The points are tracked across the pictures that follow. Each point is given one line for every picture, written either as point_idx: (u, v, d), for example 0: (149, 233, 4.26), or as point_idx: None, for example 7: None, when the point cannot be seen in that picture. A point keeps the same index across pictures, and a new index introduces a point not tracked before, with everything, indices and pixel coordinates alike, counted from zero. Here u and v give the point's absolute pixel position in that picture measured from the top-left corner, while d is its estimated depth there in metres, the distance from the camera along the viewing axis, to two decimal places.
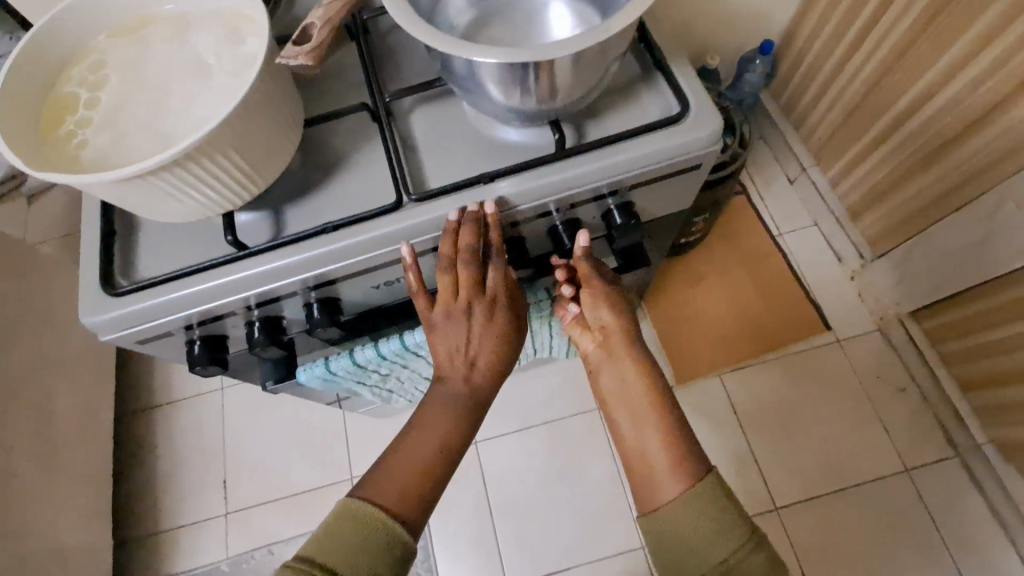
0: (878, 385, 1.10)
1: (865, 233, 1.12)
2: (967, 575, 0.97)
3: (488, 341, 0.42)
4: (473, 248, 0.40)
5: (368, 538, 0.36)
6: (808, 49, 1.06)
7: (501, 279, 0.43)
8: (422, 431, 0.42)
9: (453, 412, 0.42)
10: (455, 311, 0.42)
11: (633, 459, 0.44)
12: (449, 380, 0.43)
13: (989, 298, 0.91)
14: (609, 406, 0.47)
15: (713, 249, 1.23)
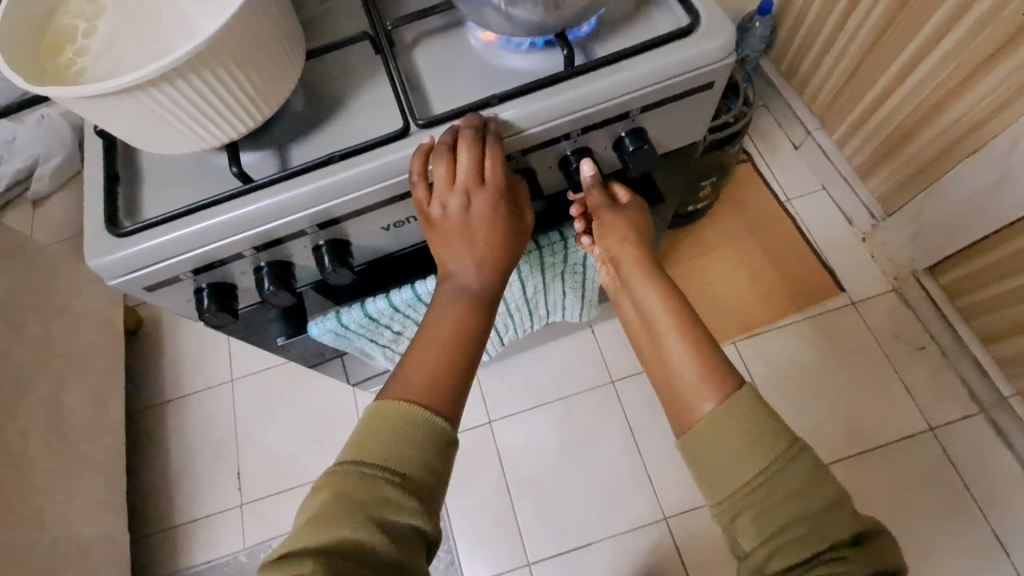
0: (897, 345, 1.08)
1: (875, 191, 1.10)
2: (1001, 531, 0.94)
3: (489, 238, 0.41)
4: (472, 140, 0.39)
5: (413, 432, 0.37)
6: (807, 8, 1.05)
7: (501, 170, 0.40)
8: (440, 361, 0.41)
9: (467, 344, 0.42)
10: (453, 204, 0.40)
11: (664, 383, 0.45)
12: (462, 302, 0.42)
13: (1007, 244, 0.89)
14: (636, 330, 0.51)
15: (721, 219, 1.22)
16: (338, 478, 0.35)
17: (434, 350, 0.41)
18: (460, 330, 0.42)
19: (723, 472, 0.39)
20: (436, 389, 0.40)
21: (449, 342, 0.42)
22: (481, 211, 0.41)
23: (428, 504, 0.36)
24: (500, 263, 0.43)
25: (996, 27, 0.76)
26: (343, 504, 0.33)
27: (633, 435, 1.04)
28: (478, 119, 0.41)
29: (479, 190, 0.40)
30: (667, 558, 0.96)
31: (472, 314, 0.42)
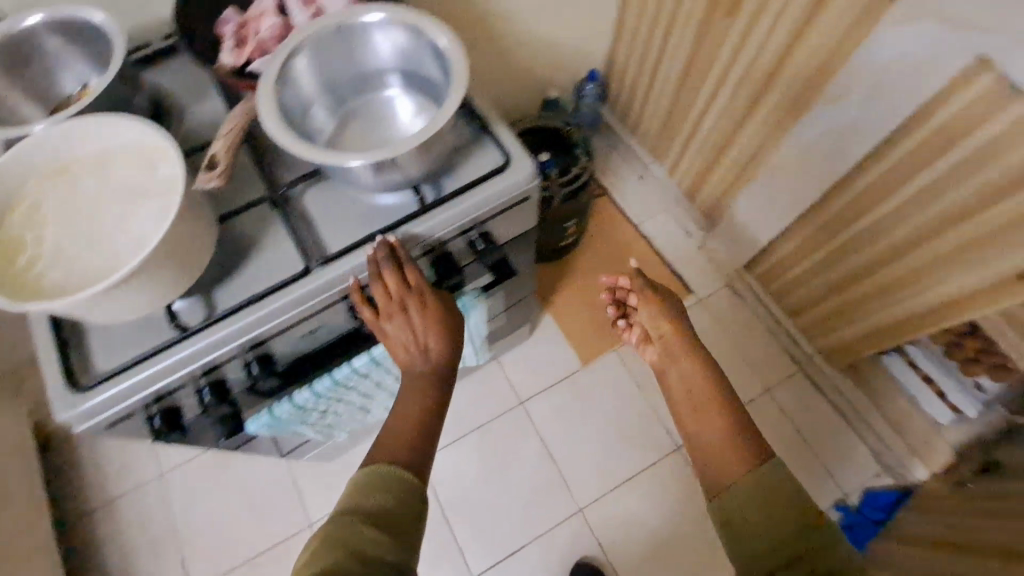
0: (736, 329, 1.36)
1: (701, 210, 1.38)
2: (824, 459, 1.24)
3: (428, 329, 0.57)
4: (394, 264, 0.54)
5: (384, 491, 0.51)
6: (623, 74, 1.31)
7: (422, 280, 0.56)
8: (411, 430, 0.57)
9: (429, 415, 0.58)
10: (393, 312, 0.56)
11: (704, 446, 0.62)
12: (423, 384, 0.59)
13: (784, 245, 1.18)
14: (676, 399, 0.69)
15: (590, 247, 1.44)
16: (328, 525, 0.48)
17: (405, 426, 0.57)
18: (426, 407, 0.58)
19: (744, 503, 0.55)
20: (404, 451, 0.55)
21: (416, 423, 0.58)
22: (416, 313, 0.56)
23: (397, 541, 0.49)
24: (438, 346, 0.58)
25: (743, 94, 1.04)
26: (331, 542, 0.47)
27: (545, 444, 1.22)
28: (391, 245, 0.55)
29: (411, 298, 0.55)
30: (586, 543, 1.14)
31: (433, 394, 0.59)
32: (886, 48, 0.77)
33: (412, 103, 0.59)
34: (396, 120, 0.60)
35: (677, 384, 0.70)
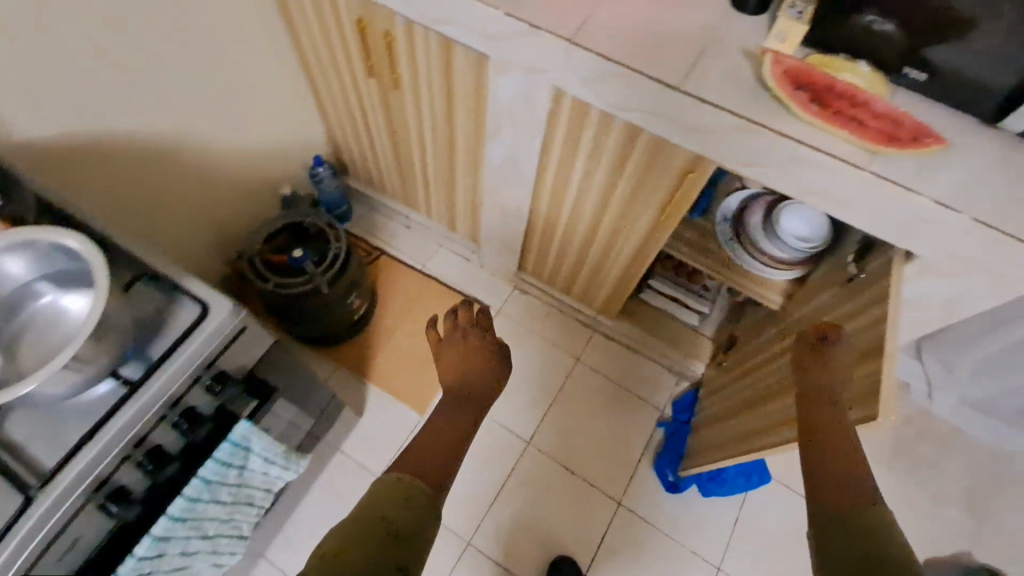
0: (535, 321, 1.55)
1: (467, 234, 1.55)
2: (640, 392, 1.47)
3: (474, 352, 0.82)
4: (467, 303, 0.85)
5: (407, 500, 0.64)
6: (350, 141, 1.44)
7: (477, 317, 0.84)
8: (447, 437, 0.74)
9: (458, 435, 0.75)
10: (455, 336, 0.83)
11: (820, 483, 0.65)
12: (460, 405, 0.78)
13: (531, 243, 1.38)
14: (810, 427, 0.72)
15: (388, 305, 1.53)
16: (347, 526, 0.61)
17: (444, 437, 0.73)
18: (462, 427, 0.76)
19: (847, 502, 0.62)
20: (438, 459, 0.70)
21: (449, 431, 0.74)
22: (471, 339, 0.82)
23: (395, 537, 0.61)
24: (473, 372, 0.80)
25: (440, 139, 1.22)
26: (350, 537, 0.60)
27: None
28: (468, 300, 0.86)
29: (469, 329, 0.83)
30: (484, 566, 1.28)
31: (465, 414, 0.77)
32: (501, 92, 0.96)
33: (70, 299, 0.68)
34: (66, 318, 0.68)
35: (815, 420, 0.73)
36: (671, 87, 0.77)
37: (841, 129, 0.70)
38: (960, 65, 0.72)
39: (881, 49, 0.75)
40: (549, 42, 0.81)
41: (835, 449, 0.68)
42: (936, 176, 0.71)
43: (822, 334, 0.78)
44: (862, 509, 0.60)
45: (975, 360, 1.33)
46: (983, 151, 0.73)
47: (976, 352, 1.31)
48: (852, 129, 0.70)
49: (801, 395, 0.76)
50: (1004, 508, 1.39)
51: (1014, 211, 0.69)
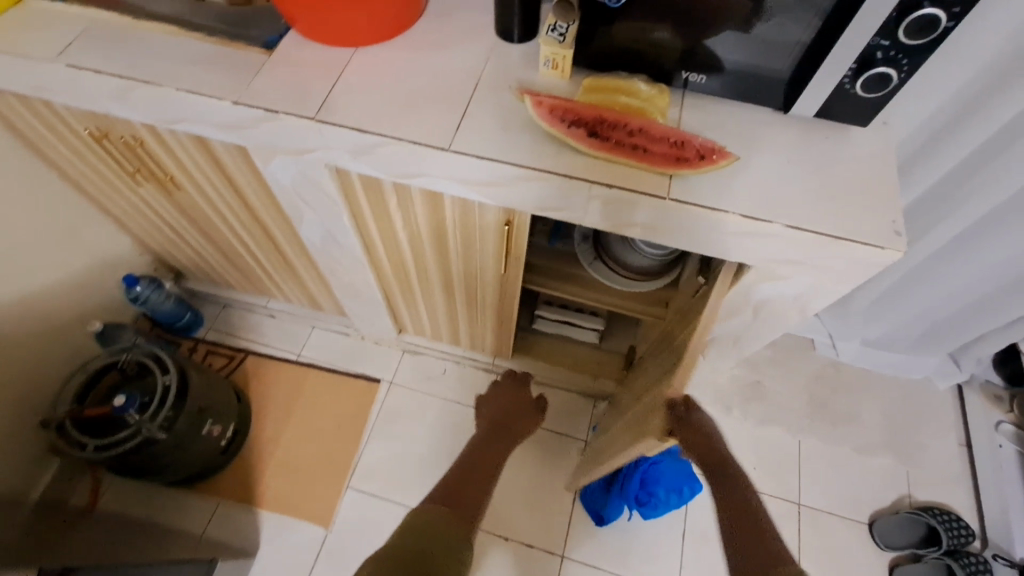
0: (431, 383, 1.41)
1: (334, 310, 1.40)
2: (557, 428, 1.38)
3: (517, 403, 1.12)
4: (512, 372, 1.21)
5: (445, 524, 0.70)
6: (168, 246, 1.26)
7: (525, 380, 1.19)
8: (487, 469, 0.87)
9: (494, 466, 0.89)
10: (502, 389, 1.16)
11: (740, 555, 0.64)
12: (496, 445, 0.96)
13: (398, 307, 1.26)
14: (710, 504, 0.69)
15: (266, 411, 1.36)
16: (397, 545, 0.65)
17: (478, 469, 0.86)
18: (495, 459, 0.91)
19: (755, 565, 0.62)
20: (477, 485, 0.81)
21: (483, 467, 0.87)
22: (519, 393, 1.15)
23: (440, 550, 0.66)
24: (516, 416, 1.08)
25: (253, 230, 1.07)
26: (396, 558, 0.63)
27: None
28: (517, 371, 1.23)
29: (522, 387, 1.17)
30: None
31: (497, 451, 0.94)
32: (280, 180, 0.83)
33: None
34: None
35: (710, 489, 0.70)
36: (440, 150, 0.67)
37: (625, 154, 0.63)
38: (732, 60, 0.66)
39: (655, 58, 0.69)
40: (293, 123, 0.69)
41: (753, 522, 0.67)
42: (740, 186, 0.64)
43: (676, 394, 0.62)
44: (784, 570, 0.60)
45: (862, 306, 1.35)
46: (784, 144, 0.67)
47: (861, 296, 1.33)
48: (636, 154, 0.63)
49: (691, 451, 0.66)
50: (929, 439, 1.41)
51: (828, 203, 0.64)
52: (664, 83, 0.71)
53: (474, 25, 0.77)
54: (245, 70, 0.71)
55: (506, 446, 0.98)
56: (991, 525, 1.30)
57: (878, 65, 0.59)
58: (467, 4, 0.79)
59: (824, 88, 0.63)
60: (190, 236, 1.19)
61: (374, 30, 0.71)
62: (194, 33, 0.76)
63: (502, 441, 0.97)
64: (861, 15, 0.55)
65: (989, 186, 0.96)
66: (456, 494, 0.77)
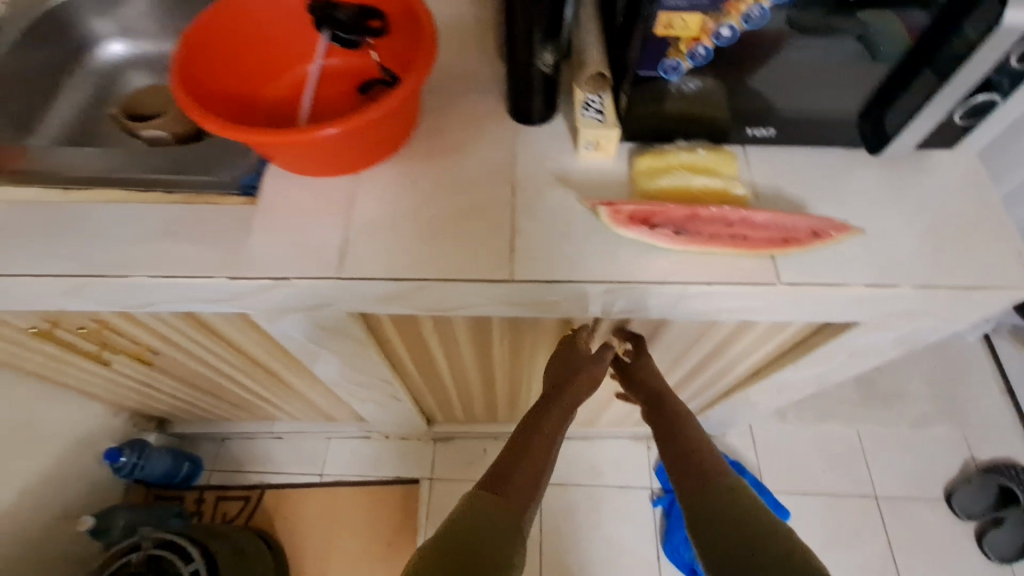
0: (474, 467, 1.29)
1: (350, 418, 1.25)
2: (617, 481, 1.30)
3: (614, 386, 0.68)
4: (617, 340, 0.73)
5: (482, 516, 0.50)
6: (150, 401, 1.08)
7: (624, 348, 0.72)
8: (540, 441, 0.58)
9: (554, 434, 0.60)
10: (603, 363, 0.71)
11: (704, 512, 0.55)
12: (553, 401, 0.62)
13: (426, 404, 1.12)
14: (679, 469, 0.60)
15: (304, 547, 1.22)
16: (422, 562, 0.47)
17: (534, 441, 0.58)
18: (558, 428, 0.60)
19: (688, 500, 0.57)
20: (528, 467, 0.55)
21: (534, 437, 0.59)
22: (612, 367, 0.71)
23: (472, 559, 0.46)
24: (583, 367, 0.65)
25: (255, 372, 0.92)
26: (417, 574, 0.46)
27: None
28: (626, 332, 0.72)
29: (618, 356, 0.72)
30: None
31: (560, 416, 0.61)
32: (292, 333, 0.70)
33: None
34: None
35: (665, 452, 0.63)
36: (501, 281, 0.55)
37: (732, 246, 0.53)
38: (800, 109, 0.58)
39: (716, 120, 0.59)
40: (312, 286, 0.56)
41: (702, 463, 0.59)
42: (850, 249, 0.56)
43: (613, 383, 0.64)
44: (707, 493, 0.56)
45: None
46: (877, 188, 0.59)
47: None
48: (741, 245, 0.54)
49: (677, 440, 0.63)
50: (975, 396, 1.40)
51: (947, 247, 0.56)
52: (725, 142, 0.62)
53: (487, 113, 0.65)
54: (230, 231, 0.57)
55: (569, 409, 0.62)
56: None
57: (982, 93, 0.51)
58: (470, 89, 0.67)
59: (928, 123, 0.55)
60: (176, 388, 1.02)
61: (369, 150, 0.59)
62: (153, 190, 0.60)
63: (567, 404, 0.62)
64: (988, 44, 0.45)
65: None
66: (519, 471, 0.55)
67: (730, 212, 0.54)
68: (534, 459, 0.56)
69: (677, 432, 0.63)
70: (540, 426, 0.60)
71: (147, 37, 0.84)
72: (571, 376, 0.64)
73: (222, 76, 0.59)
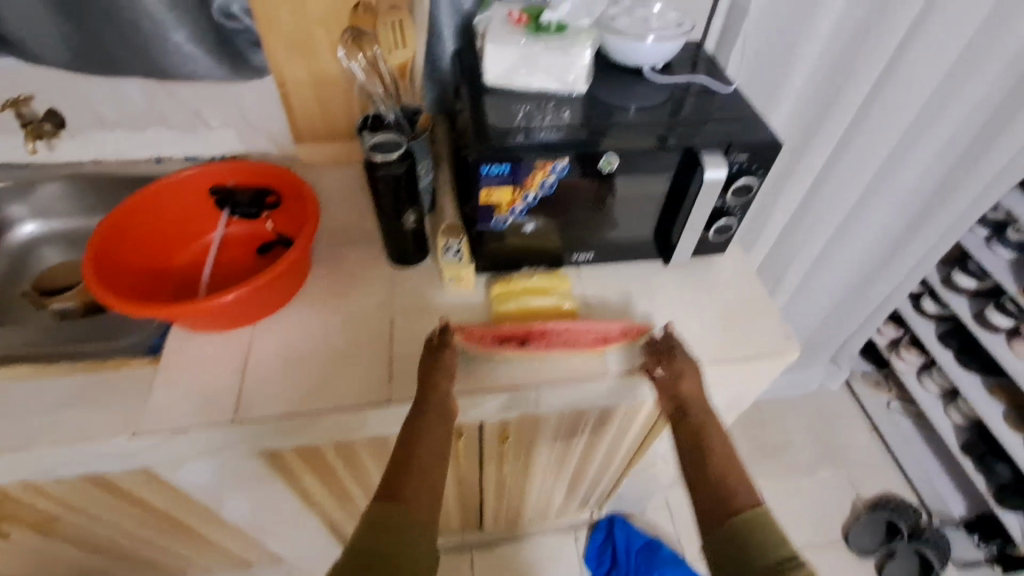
0: None
1: (267, 562, 1.20)
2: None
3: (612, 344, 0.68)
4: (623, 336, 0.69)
5: (384, 524, 0.50)
6: None
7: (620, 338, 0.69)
8: (424, 448, 0.57)
9: (437, 436, 0.58)
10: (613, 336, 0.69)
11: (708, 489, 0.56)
12: (430, 404, 0.60)
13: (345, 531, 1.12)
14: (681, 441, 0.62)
15: None
16: None
17: (420, 446, 0.57)
18: (439, 428, 0.59)
19: (707, 517, 0.55)
20: (420, 473, 0.55)
21: (419, 443, 0.57)
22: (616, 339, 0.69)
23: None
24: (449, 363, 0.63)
25: (160, 526, 0.91)
26: None
27: None
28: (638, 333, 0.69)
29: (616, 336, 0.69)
30: None
31: (435, 418, 0.59)
32: (196, 479, 0.73)
33: None
34: None
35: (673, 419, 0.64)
36: (382, 404, 0.64)
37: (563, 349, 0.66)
38: (607, 238, 0.77)
39: (548, 250, 0.76)
40: (211, 431, 0.62)
41: (721, 467, 0.57)
42: (662, 340, 0.72)
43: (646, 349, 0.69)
44: (733, 521, 0.52)
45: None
46: (675, 290, 0.78)
47: None
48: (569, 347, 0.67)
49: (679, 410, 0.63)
50: (848, 438, 1.60)
51: (729, 328, 0.74)
52: (559, 265, 0.78)
53: (369, 260, 0.78)
54: (134, 391, 0.64)
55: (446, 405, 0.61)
56: (926, 494, 1.47)
57: (723, 216, 0.73)
58: (354, 242, 0.81)
59: (690, 240, 0.74)
60: (71, 559, 0.97)
61: (269, 303, 0.69)
62: (62, 363, 0.66)
63: (437, 404, 0.60)
64: (702, 195, 0.66)
65: (810, 240, 1.17)
66: (411, 477, 0.54)
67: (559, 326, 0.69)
68: (420, 462, 0.55)
69: (685, 412, 0.63)
70: (418, 427, 0.58)
71: (57, 215, 0.92)
72: (433, 381, 0.61)
73: (131, 255, 0.68)
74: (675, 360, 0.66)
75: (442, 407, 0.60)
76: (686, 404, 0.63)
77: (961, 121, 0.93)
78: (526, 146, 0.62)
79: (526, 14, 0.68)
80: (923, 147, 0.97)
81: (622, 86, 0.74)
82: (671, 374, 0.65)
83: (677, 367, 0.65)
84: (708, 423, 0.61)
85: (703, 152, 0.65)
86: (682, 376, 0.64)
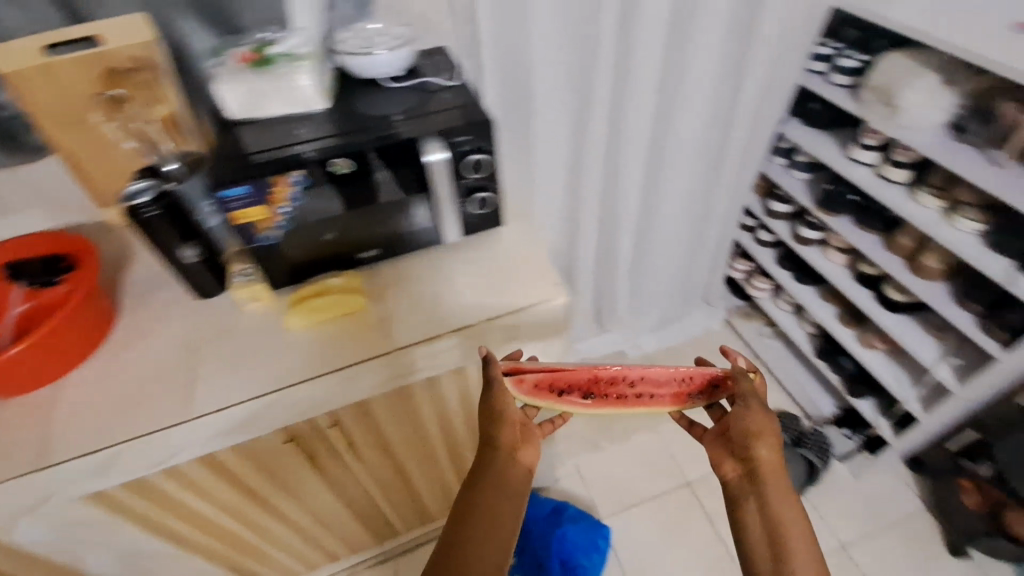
0: None
1: None
2: None
3: (673, 387, 0.83)
4: (709, 395, 0.83)
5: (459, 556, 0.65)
6: None
7: (706, 396, 0.83)
8: (493, 491, 0.71)
9: (507, 476, 0.73)
10: (718, 391, 0.83)
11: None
12: (506, 450, 0.75)
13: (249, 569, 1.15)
14: (757, 526, 0.71)
15: None
16: None
17: (491, 493, 0.71)
18: (504, 471, 0.74)
19: None
20: (490, 516, 0.69)
21: (495, 482, 0.72)
22: (710, 396, 0.83)
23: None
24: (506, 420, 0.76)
25: None
26: None
27: None
28: (726, 374, 0.83)
29: (722, 390, 0.83)
30: None
31: (510, 460, 0.75)
32: (34, 539, 0.76)
33: None
34: None
35: (764, 483, 0.73)
36: (181, 423, 0.70)
37: (635, 404, 0.79)
38: (387, 234, 0.84)
39: (331, 255, 0.82)
40: (13, 485, 0.66)
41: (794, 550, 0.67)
42: (442, 312, 0.81)
43: (726, 395, 0.83)
44: None
45: (617, 314, 1.60)
46: (454, 266, 0.87)
47: (620, 295, 1.54)
48: (645, 401, 0.81)
49: (750, 476, 0.75)
50: None
51: (502, 288, 0.84)
52: (351, 267, 0.85)
53: (174, 300, 0.83)
54: None
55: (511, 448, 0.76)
56: (805, 404, 1.60)
57: (478, 192, 0.82)
58: (161, 285, 0.86)
59: (454, 218, 0.83)
60: None
61: (65, 357, 0.74)
62: None
63: (501, 446, 0.75)
64: (436, 179, 0.75)
65: (631, 184, 1.25)
66: (472, 508, 0.70)
67: (637, 374, 0.81)
68: (479, 501, 0.70)
69: (761, 488, 0.73)
70: (485, 472, 0.73)
71: None
72: (494, 426, 0.75)
73: None
74: (749, 410, 0.78)
75: (508, 448, 0.75)
76: (761, 476, 0.74)
77: (712, 40, 1.06)
78: (257, 166, 0.70)
79: (253, 53, 0.77)
80: (689, 94, 1.13)
81: (364, 94, 0.82)
82: (750, 428, 0.76)
83: (755, 421, 0.77)
84: (781, 509, 0.71)
85: (424, 141, 0.73)
86: (756, 436, 0.76)
